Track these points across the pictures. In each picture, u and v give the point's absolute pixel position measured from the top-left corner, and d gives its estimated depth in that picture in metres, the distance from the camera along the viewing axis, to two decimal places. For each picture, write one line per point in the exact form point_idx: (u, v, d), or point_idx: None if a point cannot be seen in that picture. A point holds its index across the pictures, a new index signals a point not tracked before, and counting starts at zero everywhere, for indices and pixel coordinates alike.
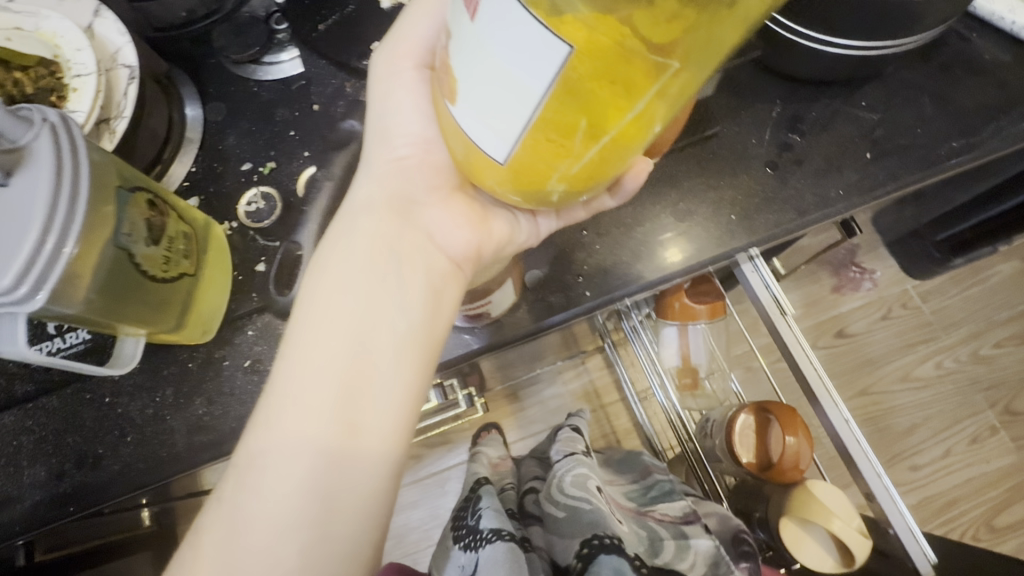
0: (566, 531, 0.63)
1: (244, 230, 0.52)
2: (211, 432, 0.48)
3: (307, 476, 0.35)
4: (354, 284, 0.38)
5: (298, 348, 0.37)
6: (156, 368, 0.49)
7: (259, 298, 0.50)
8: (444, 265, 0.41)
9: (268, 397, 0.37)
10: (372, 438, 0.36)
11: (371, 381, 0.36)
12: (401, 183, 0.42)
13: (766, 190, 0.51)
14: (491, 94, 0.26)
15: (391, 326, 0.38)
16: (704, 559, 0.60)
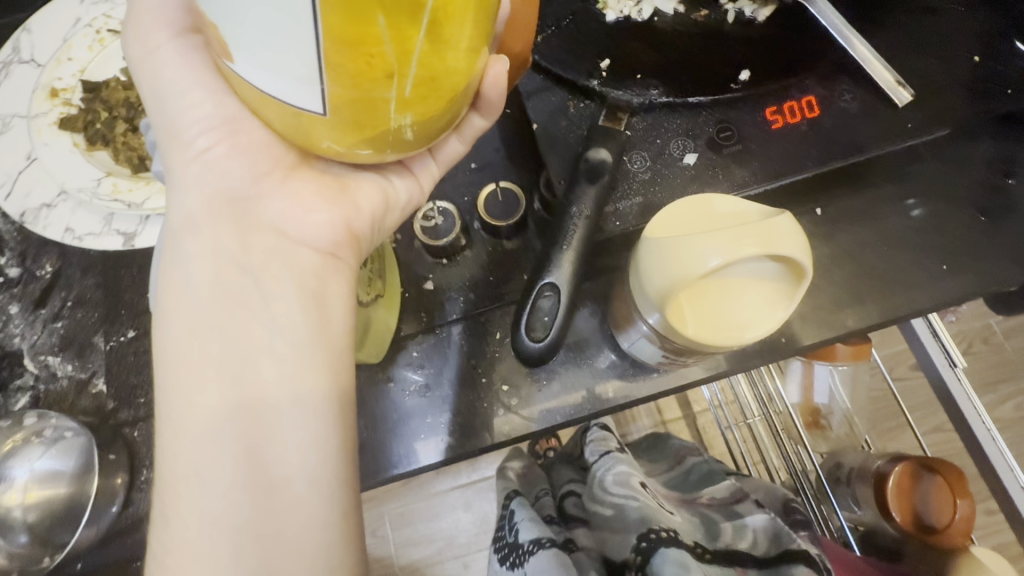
0: (615, 528, 0.57)
1: (410, 243, 0.48)
2: (373, 458, 0.45)
3: (247, 514, 0.29)
4: (182, 284, 0.32)
5: (182, 368, 0.31)
6: None
7: (427, 318, 0.47)
8: (297, 253, 0.34)
9: (188, 436, 0.30)
10: (294, 458, 0.30)
11: (277, 407, 0.30)
12: (203, 175, 0.34)
13: (976, 236, 0.48)
14: (257, 28, 0.20)
15: (189, 317, 0.32)
16: (764, 538, 0.55)
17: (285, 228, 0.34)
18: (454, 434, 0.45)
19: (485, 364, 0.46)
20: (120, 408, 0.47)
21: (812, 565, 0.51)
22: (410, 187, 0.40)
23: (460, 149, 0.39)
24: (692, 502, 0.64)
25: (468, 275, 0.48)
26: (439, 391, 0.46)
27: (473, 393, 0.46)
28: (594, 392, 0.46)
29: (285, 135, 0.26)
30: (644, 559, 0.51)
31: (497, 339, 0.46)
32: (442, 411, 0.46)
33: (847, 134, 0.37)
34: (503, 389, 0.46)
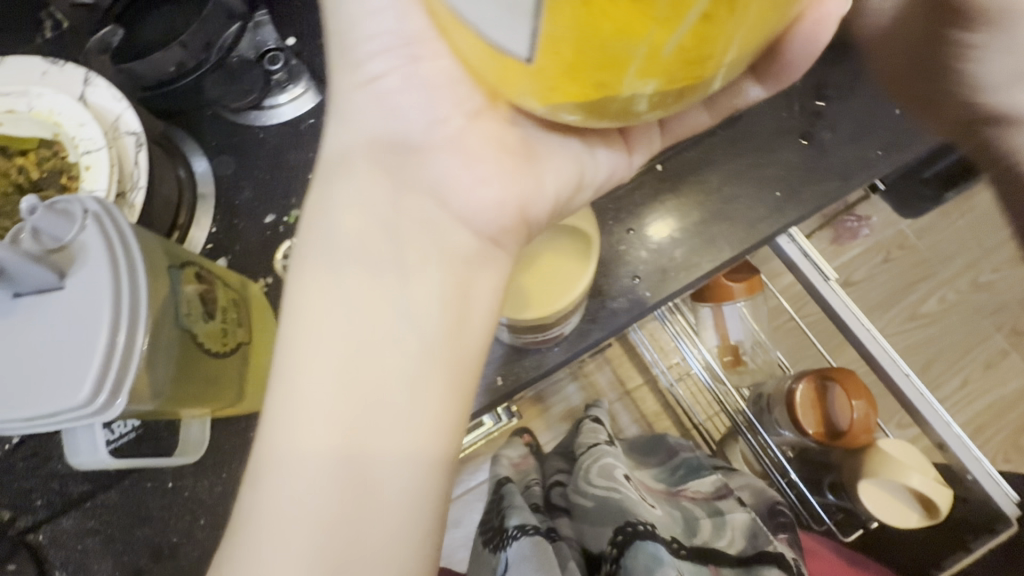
0: (597, 518, 0.59)
1: (280, 285, 0.49)
2: None
3: (343, 486, 0.29)
4: (332, 249, 0.33)
5: (314, 329, 0.31)
6: (216, 443, 0.47)
7: None
8: (454, 231, 0.34)
9: (308, 398, 0.30)
10: (396, 459, 0.30)
11: (391, 405, 0.30)
12: (381, 109, 0.35)
13: (804, 159, 0.51)
14: None
15: (330, 277, 0.32)
16: (741, 534, 0.59)
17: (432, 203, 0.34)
18: None
19: None
20: (19, 515, 0.46)
21: (784, 568, 0.54)
22: (611, 165, 0.38)
23: (702, 119, 0.38)
24: (677, 495, 0.66)
25: None
26: None
27: None
28: (484, 384, 0.48)
29: (485, 78, 0.22)
30: (620, 550, 0.53)
31: None
32: None
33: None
34: None
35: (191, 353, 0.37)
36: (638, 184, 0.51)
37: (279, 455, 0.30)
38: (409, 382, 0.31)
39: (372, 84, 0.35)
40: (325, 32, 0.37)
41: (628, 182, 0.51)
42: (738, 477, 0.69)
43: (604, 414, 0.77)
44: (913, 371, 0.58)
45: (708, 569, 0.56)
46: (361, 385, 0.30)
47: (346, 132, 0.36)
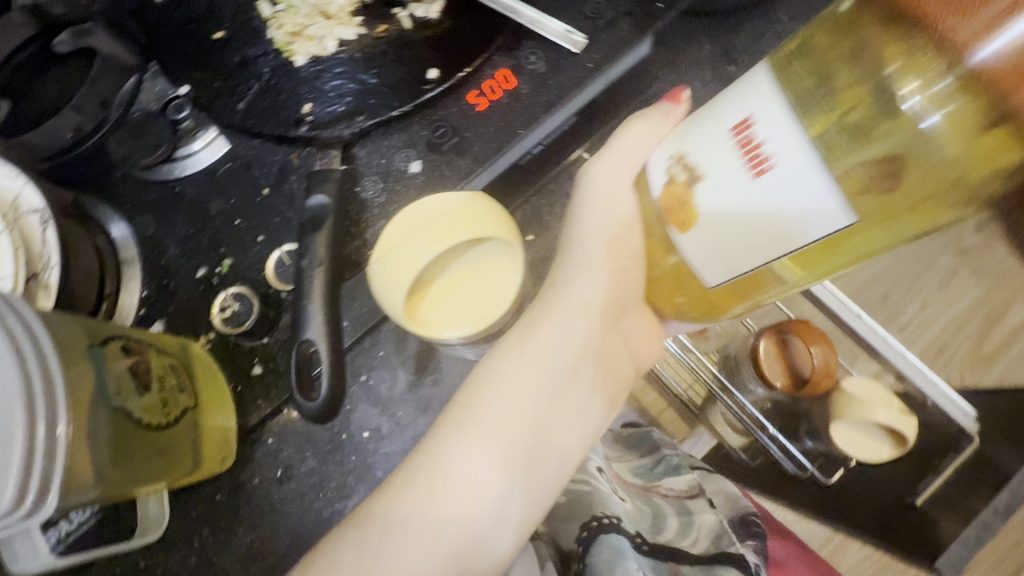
0: (565, 513, 0.56)
1: (223, 339, 0.48)
2: (266, 558, 0.44)
3: (495, 513, 0.40)
4: (546, 344, 0.43)
5: (505, 399, 0.41)
6: (183, 511, 0.45)
7: (267, 402, 0.46)
8: (623, 366, 0.46)
9: (494, 436, 0.41)
10: (528, 510, 0.41)
11: (545, 469, 0.42)
12: (620, 285, 0.45)
13: None
14: (725, 231, 0.31)
15: (536, 369, 0.42)
16: (706, 533, 0.62)
17: (579, 322, 0.44)
18: (334, 498, 0.45)
19: (340, 420, 0.46)
20: None
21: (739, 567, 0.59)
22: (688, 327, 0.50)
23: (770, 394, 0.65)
24: (650, 491, 0.67)
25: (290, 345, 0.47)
26: (305, 468, 0.46)
27: (338, 454, 0.46)
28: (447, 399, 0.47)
29: (665, 267, 0.40)
30: (585, 547, 0.53)
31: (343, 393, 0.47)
32: (315, 483, 0.45)
33: (543, 93, 0.40)
34: (364, 436, 0.46)
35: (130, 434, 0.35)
36: (567, 177, 0.51)
37: (448, 467, 0.40)
38: (556, 461, 0.42)
39: (616, 216, 0.43)
40: (590, 171, 0.44)
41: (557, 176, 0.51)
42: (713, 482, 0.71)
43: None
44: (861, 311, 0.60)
45: (667, 564, 0.57)
46: (537, 447, 0.42)
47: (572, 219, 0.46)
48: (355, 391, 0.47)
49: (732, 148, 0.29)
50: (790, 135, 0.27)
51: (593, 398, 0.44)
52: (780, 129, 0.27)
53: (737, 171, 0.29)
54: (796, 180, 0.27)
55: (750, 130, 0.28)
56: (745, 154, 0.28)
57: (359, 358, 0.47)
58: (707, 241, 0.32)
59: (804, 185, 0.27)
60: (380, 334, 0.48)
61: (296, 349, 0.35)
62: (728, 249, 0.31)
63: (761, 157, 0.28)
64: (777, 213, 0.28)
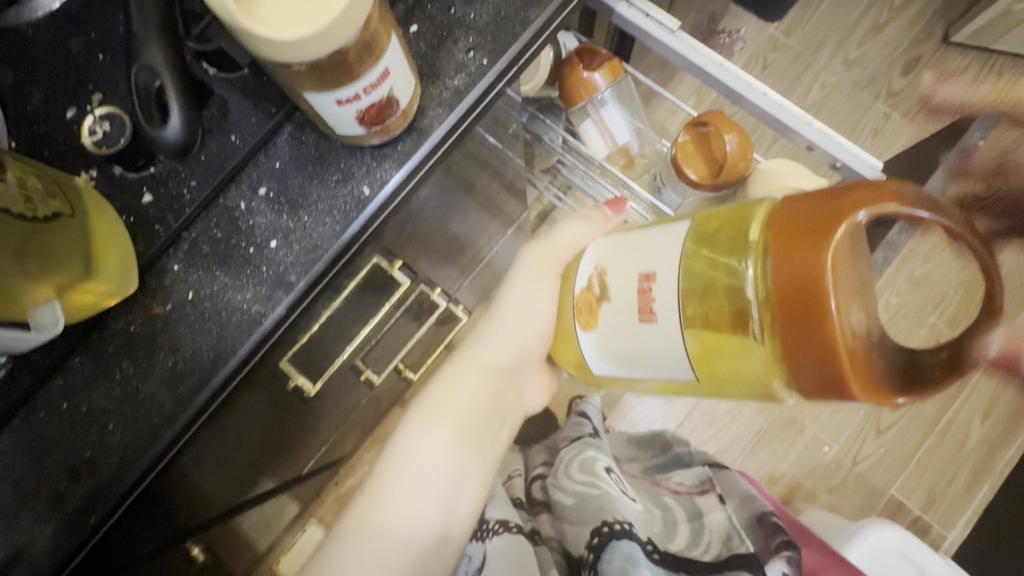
0: (575, 518, 0.65)
1: (107, 173, 0.45)
2: (193, 375, 0.43)
3: (447, 505, 0.48)
4: (479, 364, 0.53)
5: (446, 398, 0.51)
6: (98, 349, 0.44)
7: (164, 229, 0.45)
8: (515, 403, 0.58)
9: (432, 419, 0.50)
10: (460, 507, 0.50)
11: (466, 472, 0.50)
12: (532, 299, 0.53)
13: None
14: (624, 339, 0.42)
15: (467, 380, 0.52)
16: (717, 535, 0.70)
17: (496, 368, 0.54)
18: (252, 309, 0.44)
19: (245, 236, 0.45)
20: None
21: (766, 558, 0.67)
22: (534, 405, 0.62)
23: None
24: (659, 486, 0.83)
25: (180, 168, 0.45)
26: (216, 287, 0.45)
27: (248, 269, 0.45)
28: (351, 196, 0.45)
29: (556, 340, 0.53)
30: (598, 553, 0.60)
31: (244, 210, 0.45)
32: (230, 299, 0.44)
33: None
34: (272, 246, 0.45)
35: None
36: None
37: (411, 469, 0.47)
38: (472, 467, 0.51)
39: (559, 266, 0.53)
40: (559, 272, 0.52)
41: None
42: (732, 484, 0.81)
43: (595, 412, 0.89)
44: (770, 90, 0.60)
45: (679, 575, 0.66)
46: (463, 447, 0.50)
47: (495, 296, 0.55)
48: (254, 208, 0.45)
49: (635, 292, 0.40)
50: (670, 309, 0.38)
51: (501, 410, 0.56)
52: (666, 291, 0.38)
53: (631, 312, 0.40)
54: (664, 336, 0.38)
55: (647, 292, 0.39)
56: (641, 301, 0.40)
57: (257, 171, 0.46)
58: (601, 342, 0.44)
59: (671, 345, 0.38)
60: (273, 147, 0.46)
61: (136, 79, 0.41)
62: (623, 345, 0.42)
63: (652, 310, 0.39)
64: (644, 342, 0.40)
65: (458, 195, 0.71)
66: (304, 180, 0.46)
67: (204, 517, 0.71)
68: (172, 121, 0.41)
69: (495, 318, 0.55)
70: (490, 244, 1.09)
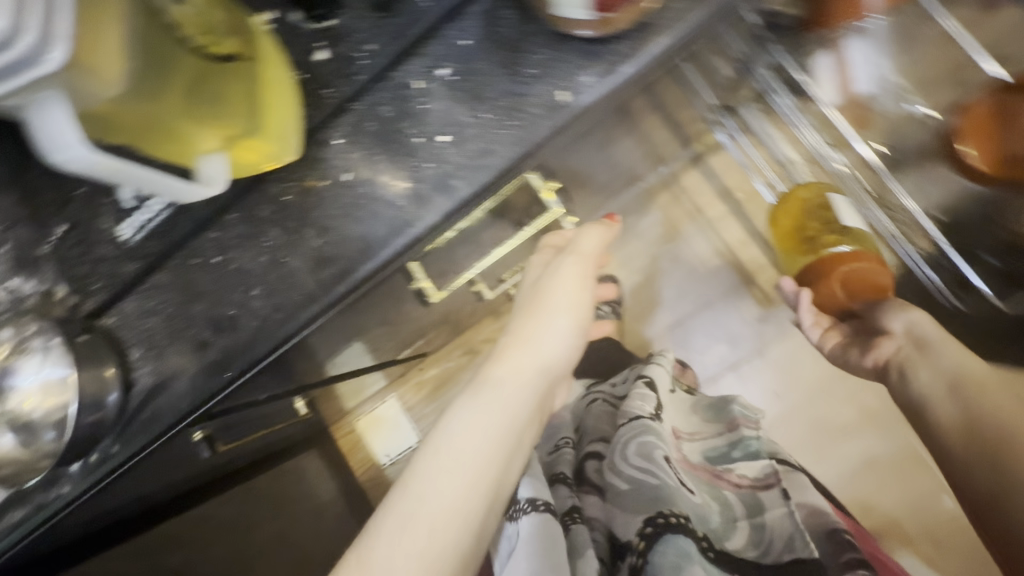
0: (630, 505, 0.60)
1: (286, 17, 0.40)
2: (337, 263, 0.41)
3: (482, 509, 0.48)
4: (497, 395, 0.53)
5: (470, 432, 0.50)
6: (252, 211, 0.42)
7: (334, 95, 0.40)
8: (535, 426, 0.57)
9: (452, 453, 0.49)
10: (485, 536, 0.48)
11: (494, 503, 0.50)
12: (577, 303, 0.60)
13: None
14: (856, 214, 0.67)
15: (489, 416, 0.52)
16: (778, 534, 0.63)
17: (540, 367, 0.57)
18: (407, 210, 0.39)
19: (415, 121, 0.39)
20: (84, 300, 0.45)
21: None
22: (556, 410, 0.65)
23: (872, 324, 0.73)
24: (721, 478, 0.72)
25: (362, 26, 0.39)
26: (375, 173, 0.40)
27: (412, 158, 0.39)
28: (544, 99, 0.37)
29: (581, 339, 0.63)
30: (649, 542, 0.55)
31: (419, 90, 0.39)
32: (389, 190, 0.40)
33: None
34: (442, 140, 0.39)
35: (157, 40, 0.30)
36: None
37: (429, 496, 0.46)
38: (496, 496, 0.50)
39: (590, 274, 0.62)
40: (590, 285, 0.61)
41: None
42: (798, 491, 0.71)
43: (662, 379, 0.79)
44: None
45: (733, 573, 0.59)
46: (489, 475, 0.49)
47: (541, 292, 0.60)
48: (432, 88, 0.39)
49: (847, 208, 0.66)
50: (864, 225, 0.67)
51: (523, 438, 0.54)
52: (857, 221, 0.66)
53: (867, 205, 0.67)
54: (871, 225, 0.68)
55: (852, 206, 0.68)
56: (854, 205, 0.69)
57: (443, 41, 0.39)
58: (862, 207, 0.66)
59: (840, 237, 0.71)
60: (466, 18, 0.38)
61: None
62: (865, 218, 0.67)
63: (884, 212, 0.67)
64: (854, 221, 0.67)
65: (637, 118, 0.59)
66: (494, 65, 0.38)
67: (309, 379, 0.74)
68: None
69: (532, 311, 0.59)
70: (635, 178, 0.95)
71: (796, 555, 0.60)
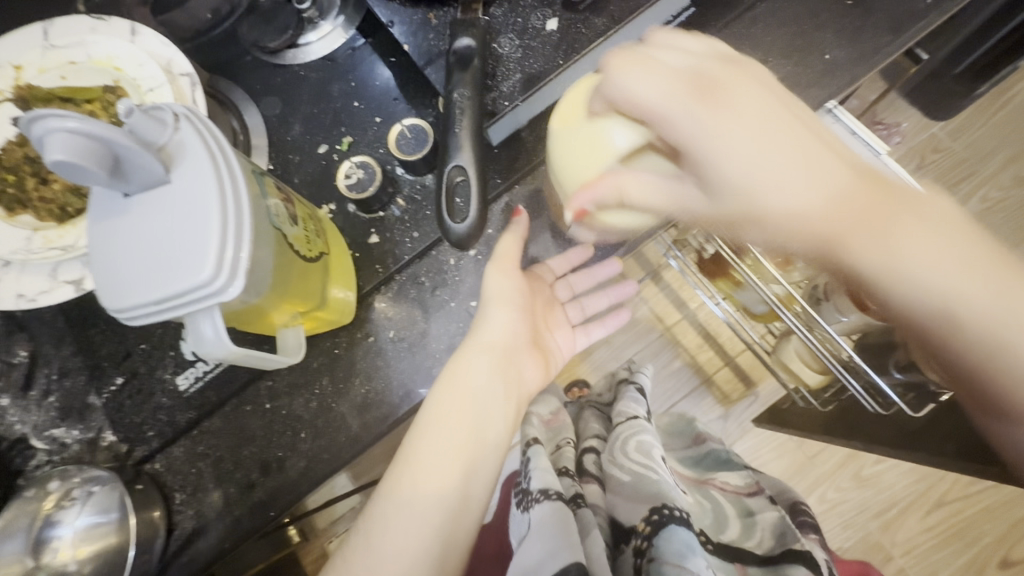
0: (631, 495, 0.66)
1: (343, 209, 0.51)
2: (379, 407, 0.48)
3: (463, 480, 0.45)
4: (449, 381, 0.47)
5: (428, 422, 0.46)
6: (304, 362, 0.49)
7: (383, 269, 0.50)
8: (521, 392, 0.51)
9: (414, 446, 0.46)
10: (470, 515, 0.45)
11: (471, 480, 0.46)
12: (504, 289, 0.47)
13: (852, 15, 0.49)
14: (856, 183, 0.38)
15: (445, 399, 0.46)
16: (768, 531, 0.69)
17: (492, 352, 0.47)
18: (442, 359, 0.49)
19: (450, 289, 0.49)
20: (134, 447, 0.49)
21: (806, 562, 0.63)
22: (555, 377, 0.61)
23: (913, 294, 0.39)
24: (705, 482, 0.82)
25: (407, 218, 0.50)
26: (414, 331, 0.49)
27: (447, 318, 0.49)
28: None
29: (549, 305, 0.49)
30: (653, 530, 0.58)
31: (453, 265, 0.49)
32: (428, 344, 0.49)
33: None
34: (472, 305, 0.49)
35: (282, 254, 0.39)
36: None
37: (404, 489, 0.45)
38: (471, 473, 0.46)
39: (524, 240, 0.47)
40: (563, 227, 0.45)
41: None
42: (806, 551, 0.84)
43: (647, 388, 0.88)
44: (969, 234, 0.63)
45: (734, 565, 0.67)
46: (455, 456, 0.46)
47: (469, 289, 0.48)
48: (463, 264, 0.49)
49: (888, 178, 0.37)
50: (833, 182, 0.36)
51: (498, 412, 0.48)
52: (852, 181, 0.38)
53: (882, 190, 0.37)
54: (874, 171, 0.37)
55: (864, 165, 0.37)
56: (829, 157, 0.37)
57: None
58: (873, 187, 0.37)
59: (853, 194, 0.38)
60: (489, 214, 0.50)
61: (445, 176, 0.41)
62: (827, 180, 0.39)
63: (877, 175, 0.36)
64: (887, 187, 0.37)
65: None
66: None
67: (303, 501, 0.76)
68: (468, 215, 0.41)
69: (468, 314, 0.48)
70: None
71: (787, 547, 0.66)
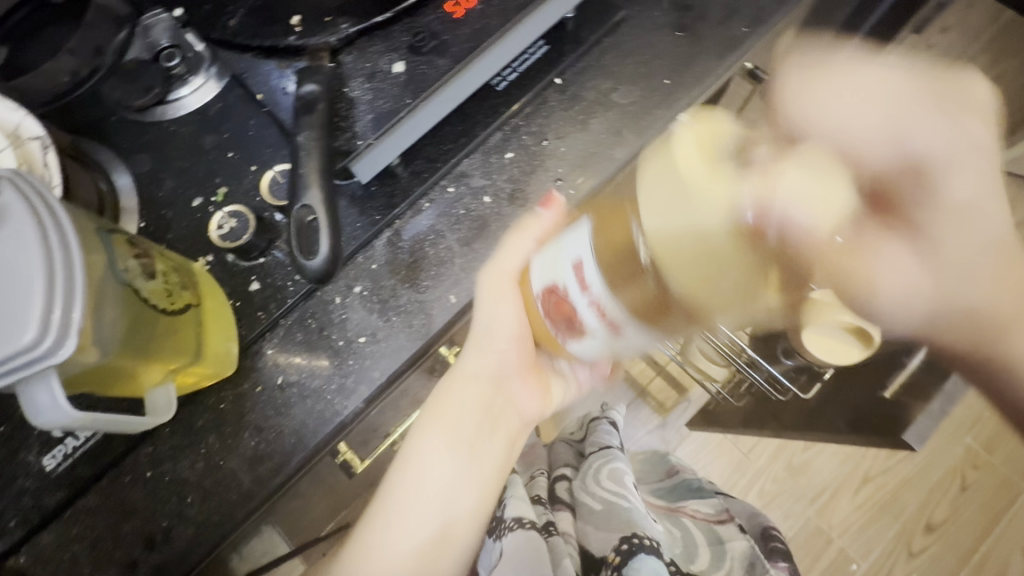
0: (601, 520, 0.67)
1: (221, 260, 0.50)
2: (271, 459, 0.46)
3: (468, 485, 0.52)
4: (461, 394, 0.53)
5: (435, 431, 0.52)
6: (188, 422, 0.47)
7: (266, 315, 0.49)
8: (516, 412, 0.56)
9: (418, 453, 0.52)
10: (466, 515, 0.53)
11: (470, 488, 0.52)
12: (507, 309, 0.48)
13: (683, 45, 0.56)
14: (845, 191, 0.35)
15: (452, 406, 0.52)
16: (739, 558, 0.70)
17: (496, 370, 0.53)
18: (335, 401, 0.47)
19: (337, 328, 0.49)
20: None
21: None
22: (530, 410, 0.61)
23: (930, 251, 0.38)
24: (678, 510, 0.84)
25: (288, 262, 0.50)
26: (301, 375, 0.48)
27: (336, 358, 0.48)
28: (439, 302, 0.50)
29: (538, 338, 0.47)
30: (624, 558, 0.58)
31: (338, 304, 0.49)
32: (317, 386, 0.48)
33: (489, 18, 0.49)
34: (360, 341, 0.49)
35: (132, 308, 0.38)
36: (541, 98, 0.54)
37: (414, 488, 0.51)
38: (470, 483, 0.52)
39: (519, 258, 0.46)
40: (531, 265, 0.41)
41: (531, 98, 0.54)
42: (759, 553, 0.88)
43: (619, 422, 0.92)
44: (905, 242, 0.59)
45: None
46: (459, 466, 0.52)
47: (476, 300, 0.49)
48: (349, 302, 0.49)
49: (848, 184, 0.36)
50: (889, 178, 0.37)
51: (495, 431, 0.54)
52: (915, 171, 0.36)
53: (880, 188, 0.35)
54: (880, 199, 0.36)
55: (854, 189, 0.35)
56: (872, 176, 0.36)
57: (359, 266, 0.50)
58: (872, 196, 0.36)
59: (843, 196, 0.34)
60: (371, 250, 0.50)
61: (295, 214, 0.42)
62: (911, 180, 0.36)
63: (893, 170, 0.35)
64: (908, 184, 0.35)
65: None
66: (399, 280, 0.50)
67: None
68: (320, 249, 0.41)
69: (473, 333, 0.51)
70: None
71: None
